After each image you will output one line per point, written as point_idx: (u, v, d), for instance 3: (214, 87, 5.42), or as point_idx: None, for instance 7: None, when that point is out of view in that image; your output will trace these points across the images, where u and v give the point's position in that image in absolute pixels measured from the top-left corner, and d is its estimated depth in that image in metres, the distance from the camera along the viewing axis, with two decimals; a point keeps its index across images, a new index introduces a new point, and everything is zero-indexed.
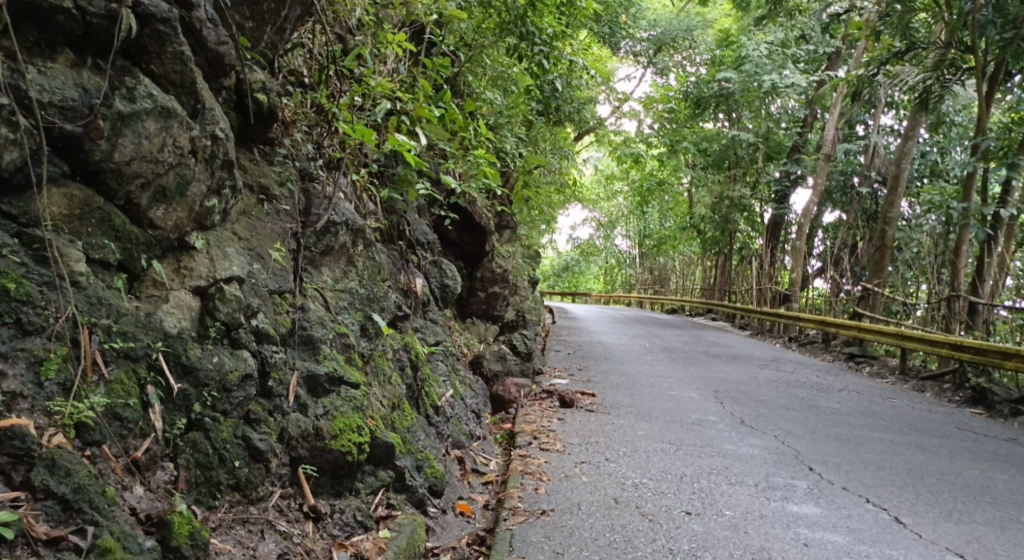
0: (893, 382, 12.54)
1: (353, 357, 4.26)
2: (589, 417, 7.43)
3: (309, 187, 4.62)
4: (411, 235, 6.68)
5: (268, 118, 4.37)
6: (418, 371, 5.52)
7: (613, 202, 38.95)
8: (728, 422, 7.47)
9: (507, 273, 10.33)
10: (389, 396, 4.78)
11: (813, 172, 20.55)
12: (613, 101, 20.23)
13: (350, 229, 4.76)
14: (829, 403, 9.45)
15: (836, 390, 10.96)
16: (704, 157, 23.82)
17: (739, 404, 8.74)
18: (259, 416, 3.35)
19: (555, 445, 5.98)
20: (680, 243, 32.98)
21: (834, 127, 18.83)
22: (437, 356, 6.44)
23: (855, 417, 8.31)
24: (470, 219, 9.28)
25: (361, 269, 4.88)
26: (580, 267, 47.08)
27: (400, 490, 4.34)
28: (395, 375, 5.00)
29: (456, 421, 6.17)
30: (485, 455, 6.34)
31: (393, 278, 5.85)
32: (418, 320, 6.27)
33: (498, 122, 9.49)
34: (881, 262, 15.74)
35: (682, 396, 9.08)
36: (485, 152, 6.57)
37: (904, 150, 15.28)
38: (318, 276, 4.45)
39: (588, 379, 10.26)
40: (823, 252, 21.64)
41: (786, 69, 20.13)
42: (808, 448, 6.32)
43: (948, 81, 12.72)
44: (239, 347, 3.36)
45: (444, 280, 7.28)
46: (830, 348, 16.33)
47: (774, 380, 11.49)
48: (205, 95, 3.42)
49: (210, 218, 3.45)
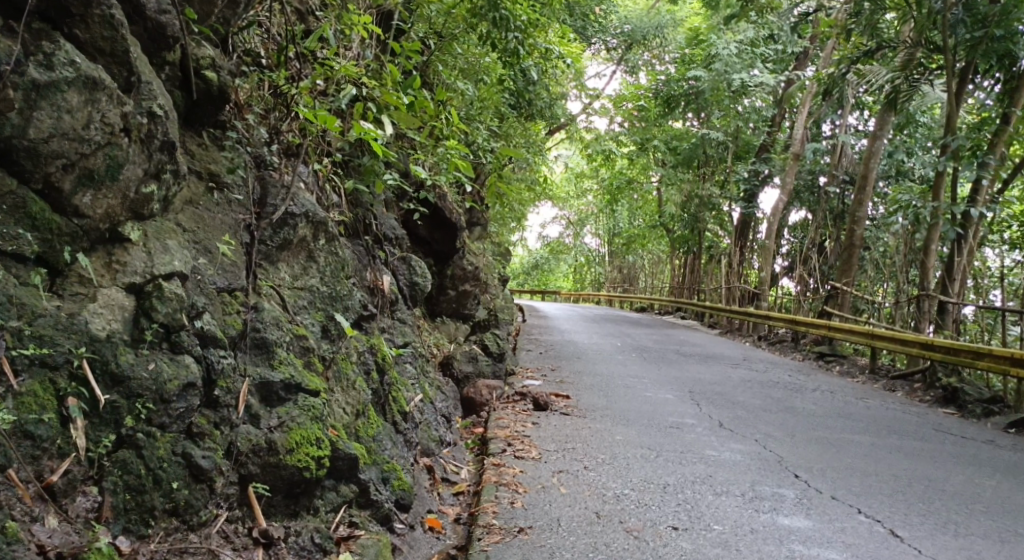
0: (866, 382, 12.39)
1: (314, 362, 3.89)
2: (564, 421, 7.11)
3: (266, 175, 4.23)
4: (378, 230, 6.31)
5: (219, 99, 3.98)
6: (385, 375, 5.16)
7: (582, 200, 38.75)
8: (707, 425, 7.20)
9: (478, 271, 9.98)
10: (354, 403, 4.42)
11: (782, 171, 20.48)
12: (583, 98, 20.02)
13: (312, 222, 4.38)
14: (806, 404, 9.23)
15: (812, 390, 10.76)
16: (674, 156, 23.70)
17: (717, 405, 8.47)
18: (203, 429, 2.98)
19: (531, 452, 5.66)
20: (650, 241, 32.89)
21: (803, 126, 18.75)
22: (405, 357, 6.07)
23: (834, 419, 8.08)
24: (440, 214, 8.92)
25: (324, 265, 4.49)
26: (550, 266, 46.86)
27: (364, 506, 4.00)
28: (360, 379, 4.64)
29: (425, 427, 5.83)
30: (456, 463, 6.01)
31: (358, 276, 5.48)
32: (385, 320, 5.90)
33: (468, 115, 9.14)
34: (852, 261, 15.64)
35: (658, 398, 8.79)
36: (456, 142, 6.22)
37: (874, 149, 15.20)
38: (275, 273, 4.07)
39: (562, 380, 9.94)
40: (791, 250, 21.57)
41: (755, 68, 20.02)
42: (793, 453, 6.05)
43: (918, 80, 12.63)
44: (180, 351, 2.98)
45: (413, 278, 6.92)
46: (801, 347, 16.20)
47: (748, 380, 11.26)
48: (141, 67, 3.04)
49: (148, 207, 3.06)
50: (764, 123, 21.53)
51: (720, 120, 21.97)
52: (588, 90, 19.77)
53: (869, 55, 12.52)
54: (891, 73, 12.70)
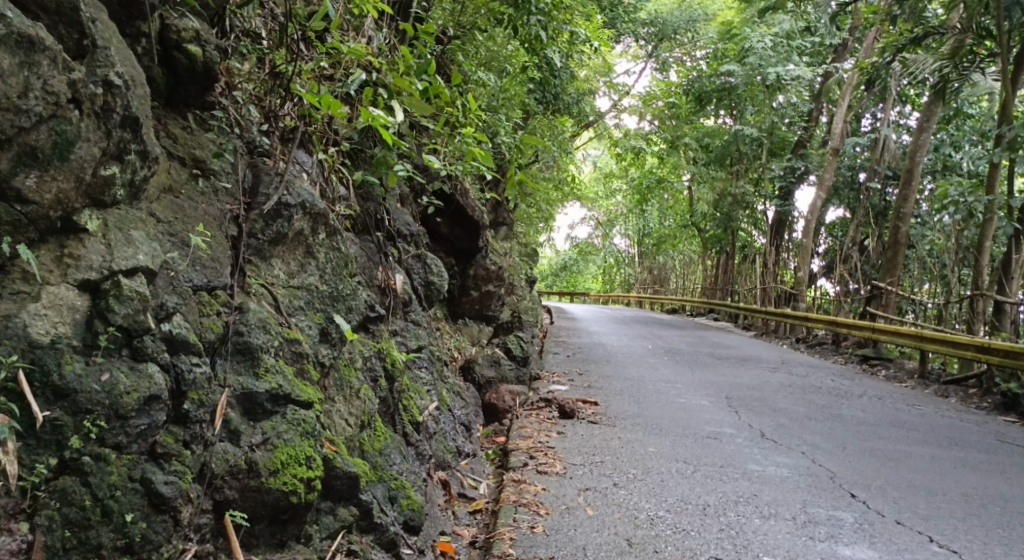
0: (913, 387, 11.74)
1: (309, 369, 3.49)
2: (592, 430, 6.65)
3: (258, 162, 3.83)
4: (391, 226, 5.92)
5: (205, 77, 3.58)
6: (395, 383, 4.74)
7: (611, 200, 38.15)
8: (747, 435, 6.69)
9: (502, 270, 9.59)
10: (355, 415, 4.02)
11: (819, 168, 19.78)
12: (613, 95, 19.53)
13: (311, 214, 3.96)
14: (852, 411, 8.65)
15: (856, 396, 10.16)
16: (706, 153, 23.06)
17: (756, 413, 7.94)
18: (169, 450, 2.58)
19: (554, 466, 5.20)
20: (681, 241, 32.25)
21: (842, 120, 18.04)
22: (420, 362, 5.66)
23: (885, 429, 7.51)
24: (461, 211, 8.51)
25: (324, 262, 4.08)
26: (578, 267, 46.31)
27: (366, 530, 3.61)
28: (366, 387, 4.24)
29: (441, 437, 5.41)
30: (473, 477, 5.60)
31: (368, 274, 5.10)
32: (398, 322, 5.50)
33: (491, 106, 8.69)
34: (894, 260, 14.94)
35: (692, 404, 8.29)
36: (474, 132, 5.78)
37: (918, 143, 14.48)
38: (267, 270, 3.68)
39: (590, 384, 9.49)
40: (829, 249, 20.86)
41: (791, 61, 19.35)
42: (844, 468, 5.53)
43: (967, 69, 11.95)
44: (142, 359, 2.57)
45: (429, 277, 6.48)
46: (841, 349, 15.54)
47: (787, 385, 10.70)
48: (99, 31, 2.69)
49: (110, 192, 2.66)
50: (799, 118, 20.79)
51: (753, 116, 21.32)
52: (618, 86, 19.27)
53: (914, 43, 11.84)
54: (938, 61, 12.02)
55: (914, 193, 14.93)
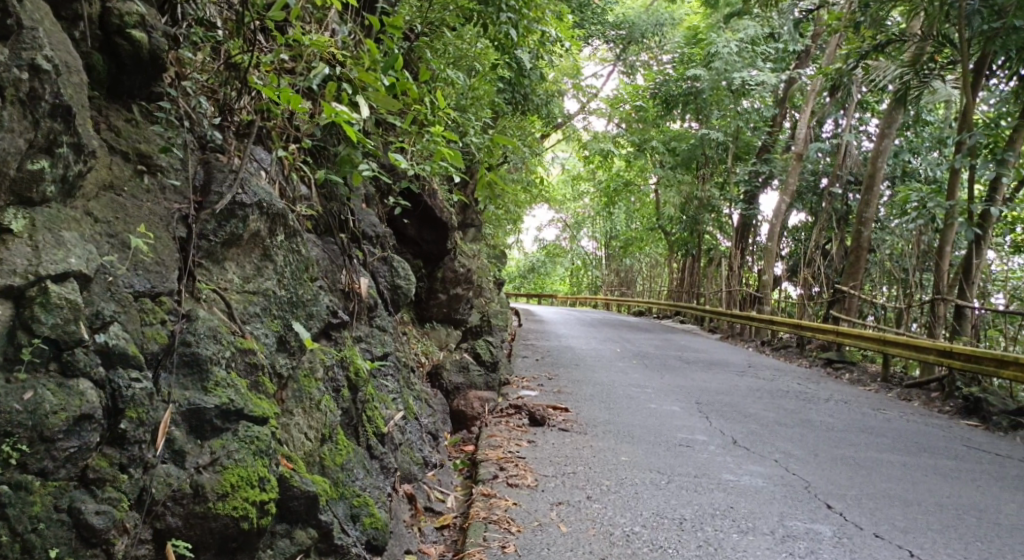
0: (879, 390, 11.71)
1: (265, 382, 3.25)
2: (563, 438, 6.46)
3: (210, 158, 3.58)
4: (356, 227, 5.68)
5: (151, 65, 3.35)
6: (359, 392, 4.50)
7: (579, 203, 38.09)
8: (720, 442, 6.54)
9: (471, 273, 9.39)
10: (316, 429, 3.79)
11: (783, 172, 19.77)
12: (580, 97, 19.38)
13: (269, 214, 3.71)
14: (822, 416, 8.56)
15: (824, 400, 10.09)
16: (673, 156, 23.05)
17: (728, 419, 7.81)
18: (103, 474, 2.35)
19: (525, 478, 4.99)
20: (647, 244, 32.29)
21: (806, 125, 18.07)
22: (386, 370, 5.43)
23: (856, 434, 7.40)
24: (430, 213, 8.29)
25: (283, 266, 3.82)
26: (546, 269, 46.23)
27: (326, 552, 3.39)
28: (328, 398, 4.00)
29: (407, 448, 5.19)
30: (441, 489, 5.38)
31: (330, 278, 4.86)
32: (362, 328, 5.26)
33: (457, 105, 8.47)
34: (859, 264, 14.98)
35: (664, 410, 8.15)
36: (442, 130, 5.56)
37: (881, 148, 14.53)
38: (220, 274, 3.43)
39: (559, 390, 9.31)
40: (793, 252, 20.94)
41: (755, 66, 19.36)
42: (821, 477, 5.40)
43: (928, 76, 11.90)
44: (73, 375, 2.34)
45: (396, 281, 6.23)
46: (807, 352, 15.54)
47: (756, 389, 10.61)
48: (25, 12, 2.50)
49: (38, 189, 2.44)
50: (763, 123, 20.85)
51: (719, 120, 21.34)
52: (585, 89, 19.14)
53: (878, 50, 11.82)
54: (899, 68, 12.01)
55: (878, 197, 15.00)
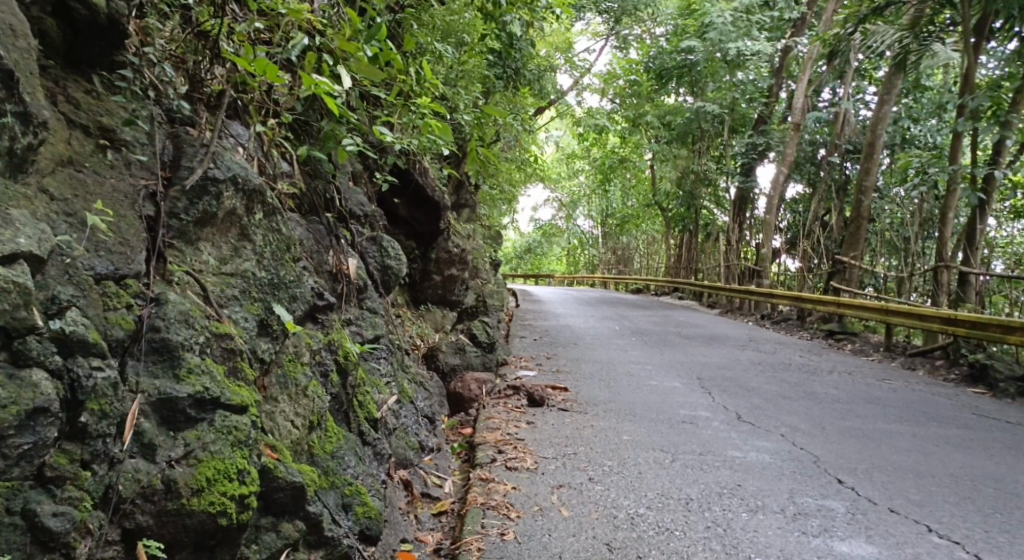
0: (882, 361, 11.57)
1: (245, 368, 3.05)
2: (563, 418, 6.29)
3: (179, 132, 3.38)
4: (342, 206, 5.48)
5: (111, 32, 3.17)
6: (349, 377, 4.32)
7: (574, 182, 37.87)
8: (723, 418, 6.38)
9: (466, 253, 9.23)
10: (303, 417, 3.61)
11: (780, 144, 19.61)
12: (572, 74, 19.09)
13: (245, 191, 3.50)
14: (826, 388, 8.40)
15: (828, 372, 9.93)
16: (668, 131, 22.80)
17: (730, 394, 7.65)
18: (62, 471, 2.19)
19: (524, 461, 4.81)
20: (644, 221, 32.11)
21: (803, 95, 17.82)
22: (378, 353, 5.25)
23: (863, 406, 7.25)
24: (421, 193, 8.12)
25: (262, 245, 3.61)
26: (543, 250, 46.02)
27: (315, 545, 3.22)
28: (315, 384, 3.82)
29: (401, 433, 5.02)
30: (438, 474, 5.22)
31: (316, 259, 4.67)
32: (352, 310, 5.07)
33: (447, 79, 8.23)
34: (858, 234, 14.79)
35: (665, 387, 7.99)
36: (429, 101, 5.35)
37: (880, 115, 14.29)
38: (194, 255, 3.23)
39: (558, 369, 9.14)
40: (791, 224, 20.76)
41: (750, 36, 19.05)
42: (830, 450, 5.23)
43: (927, 39, 11.76)
44: (23, 365, 2.16)
45: (386, 261, 6.03)
46: (807, 325, 15.38)
47: (758, 363, 10.45)
48: None
49: None
50: (760, 94, 20.58)
51: (714, 92, 21.06)
52: (577, 65, 18.85)
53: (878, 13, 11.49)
54: (898, 32, 11.83)
55: (878, 165, 14.80)
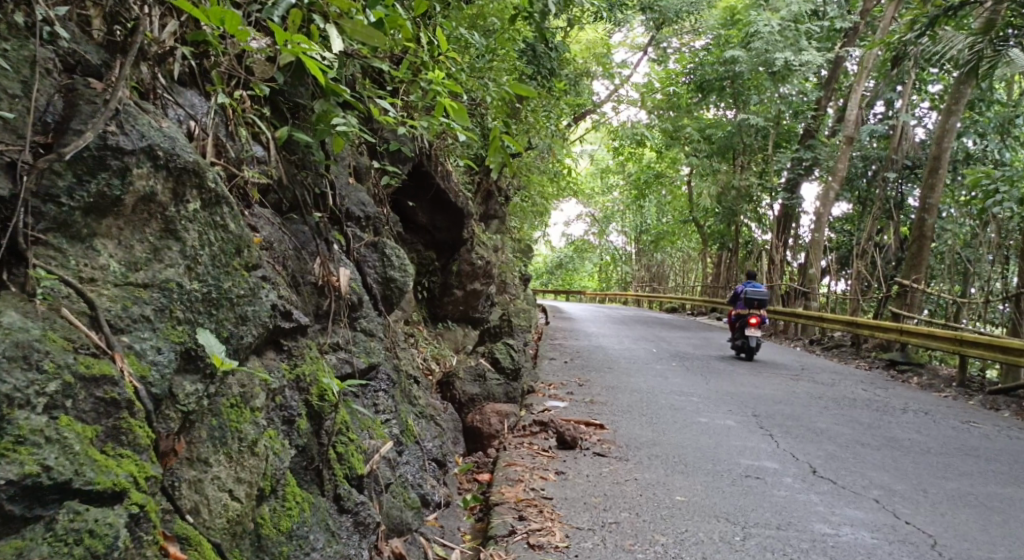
0: (953, 397, 10.29)
1: (141, 431, 2.10)
2: (601, 466, 5.25)
3: (77, 84, 2.41)
4: (336, 203, 4.49)
5: None
6: (326, 422, 3.31)
7: (608, 197, 36.63)
8: (796, 472, 5.30)
9: (490, 265, 8.26)
10: (249, 484, 2.62)
11: (831, 158, 18.33)
12: (608, 83, 17.89)
13: (172, 169, 2.53)
14: (904, 432, 7.24)
15: (898, 410, 8.73)
16: (708, 145, 21.39)
17: (797, 438, 6.54)
18: None
19: (553, 536, 3.89)
20: (680, 238, 30.92)
21: (856, 105, 16.48)
22: (374, 386, 4.27)
23: (957, 460, 6.10)
24: (443, 199, 7.27)
25: (198, 244, 2.61)
26: (574, 265, 44.82)
27: None
28: (271, 436, 2.84)
29: (399, 489, 4.02)
30: (444, 540, 4.23)
31: (292, 269, 3.70)
32: (342, 332, 4.08)
33: (471, 69, 7.20)
34: (920, 255, 13.45)
35: (716, 426, 6.89)
36: (443, 77, 4.32)
37: (947, 127, 12.90)
38: (85, 254, 2.28)
39: (591, 398, 8.08)
40: (841, 244, 19.41)
41: (800, 47, 17.74)
42: (946, 533, 4.20)
43: (1004, 44, 9.58)
44: None
45: (388, 271, 4.98)
46: (861, 352, 14.11)
47: (817, 397, 9.27)
48: None
49: None
50: (807, 107, 19.24)
51: (757, 105, 19.79)
52: (614, 75, 17.66)
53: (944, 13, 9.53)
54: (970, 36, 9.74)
55: (940, 183, 13.46)
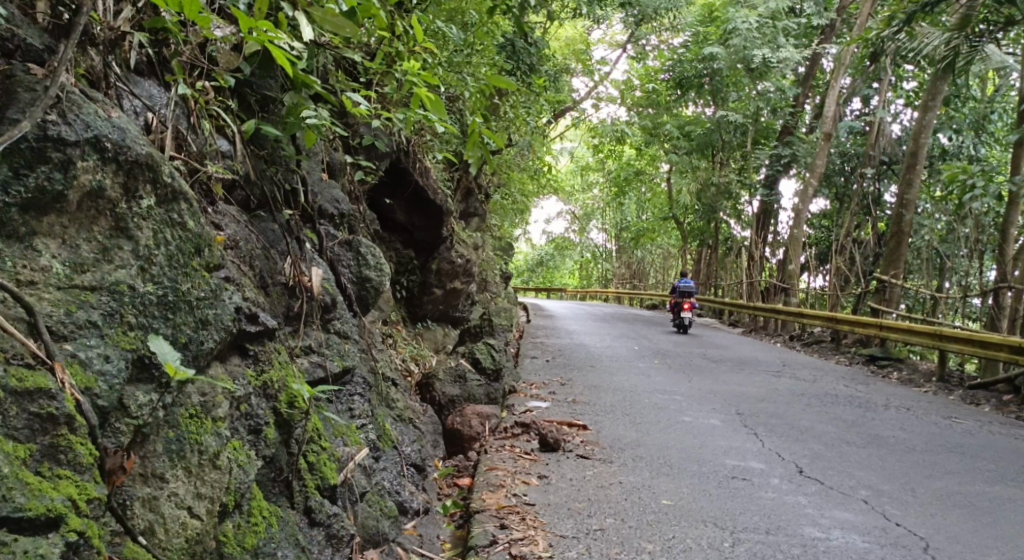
0: (933, 393, 10.26)
1: (83, 448, 2.02)
2: (585, 469, 5.10)
3: (15, 69, 2.24)
4: (308, 199, 4.30)
5: None
6: (296, 431, 3.13)
7: (589, 195, 36.53)
8: (782, 473, 5.18)
9: (471, 263, 8.11)
10: (210, 501, 2.45)
11: (810, 155, 18.32)
12: (587, 80, 17.74)
13: (123, 162, 2.36)
14: (888, 429, 7.16)
15: (880, 406, 8.66)
16: (688, 142, 21.32)
17: (782, 436, 6.42)
18: None
19: (536, 546, 3.73)
20: (660, 235, 30.91)
21: (834, 102, 16.45)
22: (349, 391, 4.09)
23: (943, 457, 6.01)
24: (421, 196, 7.11)
25: (155, 244, 2.44)
26: (554, 264, 44.73)
27: None
28: (234, 448, 2.67)
29: (376, 498, 3.85)
30: (421, 549, 4.05)
31: (259, 269, 3.51)
32: (315, 334, 3.90)
33: (449, 63, 7.03)
34: (898, 250, 13.38)
35: (701, 426, 6.76)
36: (419, 68, 4.13)
37: (924, 123, 12.87)
38: (24, 254, 2.13)
39: (573, 398, 7.93)
40: (819, 240, 19.41)
41: (779, 44, 17.71)
42: (938, 535, 4.09)
43: (978, 41, 9.53)
44: None
45: (364, 271, 4.80)
46: (841, 348, 14.08)
47: (799, 394, 9.19)
48: None
49: None
50: (786, 104, 19.22)
51: (736, 103, 19.76)
52: (594, 73, 17.53)
53: (921, 10, 9.46)
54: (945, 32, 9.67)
55: (918, 178, 13.43)
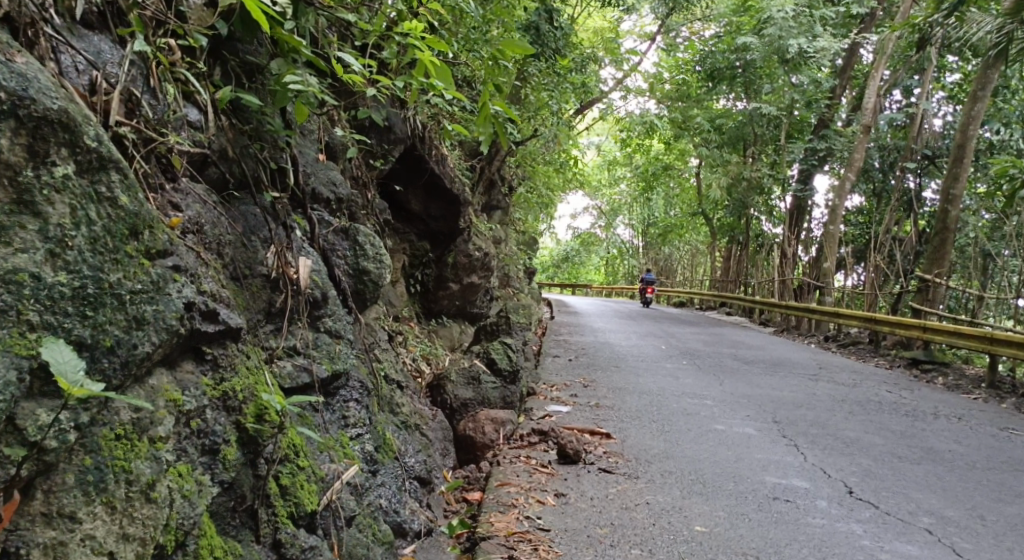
0: (983, 400, 9.58)
1: None
2: (608, 486, 4.57)
3: None
4: (298, 179, 3.82)
5: None
6: (267, 448, 2.64)
7: (616, 190, 35.73)
8: (830, 493, 4.63)
9: (489, 256, 7.63)
10: (140, 543, 1.99)
11: (847, 148, 17.53)
12: (615, 71, 17.02)
13: (25, 118, 1.95)
14: (941, 442, 6.53)
15: (928, 415, 8.02)
16: (719, 135, 20.52)
17: (827, 450, 5.84)
18: None
19: None
20: (689, 230, 30.13)
21: (875, 92, 15.60)
22: (341, 397, 3.59)
23: (1009, 477, 5.39)
24: (436, 185, 6.60)
25: (69, 222, 1.99)
26: (580, 259, 44.04)
27: None
28: (178, 473, 2.21)
29: (369, 522, 3.35)
30: None
31: (229, 258, 3.05)
32: (301, 332, 3.40)
33: (463, 40, 6.49)
34: (942, 248, 12.61)
35: (736, 436, 6.19)
36: (420, 28, 3.63)
37: (973, 114, 12.06)
38: None
39: (597, 402, 7.38)
40: (855, 237, 18.62)
41: (815, 33, 16.99)
42: None
43: None
44: None
45: (362, 262, 4.31)
46: (881, 350, 13.37)
47: (840, 400, 8.55)
48: None
49: None
50: (822, 95, 18.42)
51: (770, 94, 18.98)
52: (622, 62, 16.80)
53: None
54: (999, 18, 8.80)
55: (965, 172, 12.64)
